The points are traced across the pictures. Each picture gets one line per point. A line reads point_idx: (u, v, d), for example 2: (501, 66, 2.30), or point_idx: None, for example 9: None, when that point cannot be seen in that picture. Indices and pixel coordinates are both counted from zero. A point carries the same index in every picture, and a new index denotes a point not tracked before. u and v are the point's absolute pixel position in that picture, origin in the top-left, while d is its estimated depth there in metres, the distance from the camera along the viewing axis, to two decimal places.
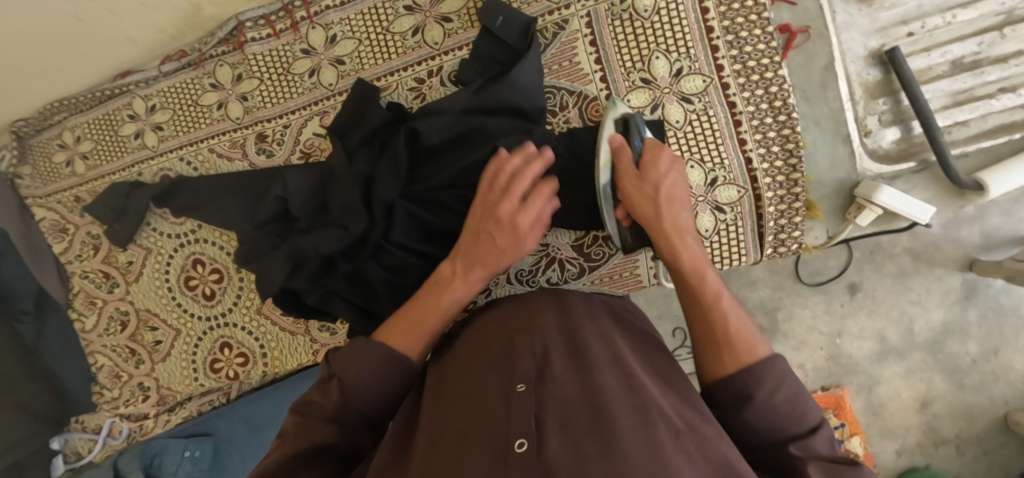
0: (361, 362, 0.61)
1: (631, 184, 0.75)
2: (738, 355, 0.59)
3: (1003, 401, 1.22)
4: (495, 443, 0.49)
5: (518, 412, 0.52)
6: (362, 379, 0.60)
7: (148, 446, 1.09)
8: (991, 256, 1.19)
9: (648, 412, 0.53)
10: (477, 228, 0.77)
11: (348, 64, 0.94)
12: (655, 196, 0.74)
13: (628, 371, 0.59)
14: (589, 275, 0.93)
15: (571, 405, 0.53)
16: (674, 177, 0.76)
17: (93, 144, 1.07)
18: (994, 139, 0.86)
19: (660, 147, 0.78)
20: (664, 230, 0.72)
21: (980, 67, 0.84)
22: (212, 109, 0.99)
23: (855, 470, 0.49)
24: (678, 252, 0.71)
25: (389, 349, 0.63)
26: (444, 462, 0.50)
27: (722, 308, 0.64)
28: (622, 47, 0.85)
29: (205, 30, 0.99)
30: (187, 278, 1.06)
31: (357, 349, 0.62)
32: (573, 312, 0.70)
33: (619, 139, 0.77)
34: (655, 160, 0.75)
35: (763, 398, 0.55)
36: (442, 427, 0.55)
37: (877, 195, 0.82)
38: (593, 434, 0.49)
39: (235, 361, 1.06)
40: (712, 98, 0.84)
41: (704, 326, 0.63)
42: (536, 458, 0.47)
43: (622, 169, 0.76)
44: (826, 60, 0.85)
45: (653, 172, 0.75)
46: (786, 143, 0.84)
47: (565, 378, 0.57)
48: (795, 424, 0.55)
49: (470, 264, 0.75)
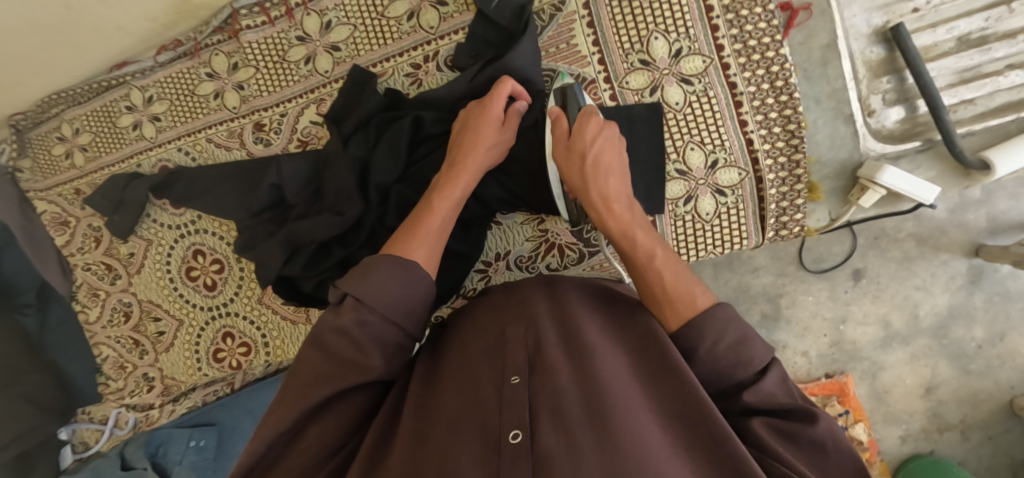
0: (370, 281, 0.63)
1: (561, 157, 0.77)
2: (679, 309, 0.61)
3: (1008, 386, 1.22)
4: (489, 435, 0.50)
5: (511, 404, 0.53)
6: (370, 291, 0.62)
7: (153, 436, 1.11)
8: (997, 240, 1.18)
9: (639, 402, 0.53)
10: (462, 132, 0.80)
11: (343, 51, 0.93)
12: (582, 166, 0.74)
13: (620, 358, 0.59)
14: (588, 261, 0.91)
15: (564, 393, 0.54)
16: (603, 142, 0.75)
17: (91, 136, 1.07)
18: (1002, 118, 0.83)
19: (591, 112, 0.77)
20: (592, 202, 0.73)
21: (987, 43, 0.83)
22: (209, 98, 0.99)
23: (805, 425, 0.51)
24: (606, 222, 0.72)
25: (392, 260, 0.65)
26: (437, 452, 0.51)
27: (656, 267, 0.65)
28: (620, 28, 0.84)
29: (199, 18, 0.98)
30: (188, 269, 1.06)
31: (360, 266, 0.65)
32: (566, 296, 0.70)
33: (553, 110, 0.78)
34: (580, 128, 0.74)
35: (707, 349, 0.57)
36: (435, 416, 0.56)
37: (881, 176, 0.81)
38: (584, 424, 0.50)
39: (238, 351, 1.06)
40: (712, 79, 0.83)
41: (643, 286, 0.66)
42: (528, 449, 0.48)
43: (555, 141, 0.78)
44: (829, 38, 0.84)
45: (580, 141, 0.75)
46: (788, 124, 0.83)
47: (557, 366, 0.57)
48: (741, 371, 0.56)
49: (456, 164, 0.78)
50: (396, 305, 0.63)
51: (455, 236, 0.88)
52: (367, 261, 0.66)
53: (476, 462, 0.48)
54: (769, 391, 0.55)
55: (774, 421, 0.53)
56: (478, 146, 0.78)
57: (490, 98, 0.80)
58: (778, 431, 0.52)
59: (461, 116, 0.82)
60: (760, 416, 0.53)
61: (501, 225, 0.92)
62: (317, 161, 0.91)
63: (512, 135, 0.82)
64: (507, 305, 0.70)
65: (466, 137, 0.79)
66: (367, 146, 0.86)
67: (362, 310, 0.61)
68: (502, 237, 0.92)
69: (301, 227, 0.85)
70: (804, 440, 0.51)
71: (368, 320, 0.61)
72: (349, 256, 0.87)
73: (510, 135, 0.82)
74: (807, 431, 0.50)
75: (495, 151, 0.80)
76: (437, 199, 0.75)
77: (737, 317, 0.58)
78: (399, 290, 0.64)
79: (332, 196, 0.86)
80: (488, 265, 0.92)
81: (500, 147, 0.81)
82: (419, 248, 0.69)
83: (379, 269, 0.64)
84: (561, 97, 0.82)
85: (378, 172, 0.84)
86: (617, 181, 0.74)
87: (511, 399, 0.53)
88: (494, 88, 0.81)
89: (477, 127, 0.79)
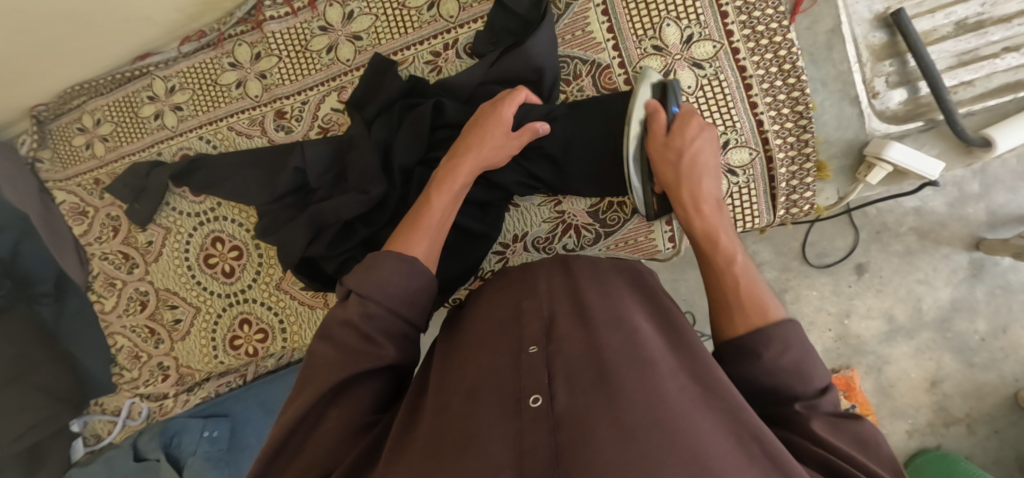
0: (374, 276, 0.63)
1: (656, 152, 0.81)
2: (749, 316, 0.61)
3: (1012, 379, 1.24)
4: (510, 398, 0.53)
5: (529, 369, 0.55)
6: (375, 285, 0.63)
7: (168, 426, 1.11)
8: (997, 233, 1.21)
9: (655, 363, 0.56)
10: (466, 133, 0.82)
11: (364, 40, 0.96)
12: (677, 162, 0.79)
13: (634, 325, 0.62)
14: (605, 241, 0.93)
15: (578, 361, 0.56)
16: (702, 143, 0.80)
17: (112, 126, 1.09)
18: (1000, 97, 0.86)
19: (692, 113, 0.82)
20: (682, 197, 0.78)
21: (983, 27, 0.86)
22: (231, 88, 1.02)
23: (856, 425, 0.54)
24: (692, 220, 0.76)
25: (398, 256, 0.66)
26: (459, 419, 0.53)
27: (734, 273, 0.66)
28: (634, 15, 0.87)
29: (223, 10, 1.01)
30: (207, 256, 1.08)
31: (365, 261, 0.65)
32: (578, 273, 0.72)
33: (654, 104, 0.82)
34: (682, 127, 0.79)
35: (770, 357, 0.57)
36: (456, 386, 0.58)
37: (887, 152, 0.83)
38: (600, 386, 0.52)
39: (255, 338, 1.08)
40: (723, 63, 0.86)
41: (717, 287, 0.67)
42: (548, 411, 0.51)
43: (651, 134, 0.82)
44: (833, 23, 0.87)
45: (677, 136, 0.80)
46: (796, 105, 0.85)
47: (570, 336, 0.60)
48: (802, 385, 0.57)
49: (455, 164, 0.79)
50: (400, 298, 0.64)
51: (474, 217, 0.91)
52: (373, 255, 0.66)
53: (499, 426, 0.50)
54: (827, 407, 0.56)
55: (830, 419, 0.55)
56: (480, 151, 0.80)
57: (503, 101, 0.81)
58: (829, 425, 0.54)
59: (472, 116, 0.84)
60: (817, 416, 0.55)
61: (519, 207, 0.94)
62: (339, 145, 0.94)
63: (519, 144, 0.83)
64: (521, 283, 0.73)
65: (471, 137, 0.81)
66: (393, 126, 0.90)
67: (366, 304, 0.62)
68: (517, 219, 0.94)
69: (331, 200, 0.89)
70: (851, 436, 0.53)
71: (372, 310, 0.61)
72: (374, 235, 0.89)
73: (516, 147, 0.83)
74: (857, 432, 0.53)
75: (496, 155, 0.82)
76: (435, 194, 0.77)
77: (802, 334, 0.58)
78: (402, 283, 0.64)
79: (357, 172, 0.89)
80: (505, 246, 0.95)
81: (506, 154, 0.83)
82: (419, 242, 0.71)
83: (381, 263, 0.65)
84: (660, 90, 0.84)
85: (403, 150, 0.87)
86: (709, 178, 0.79)
87: (529, 365, 0.56)
88: (508, 94, 0.83)
89: (483, 130, 0.80)
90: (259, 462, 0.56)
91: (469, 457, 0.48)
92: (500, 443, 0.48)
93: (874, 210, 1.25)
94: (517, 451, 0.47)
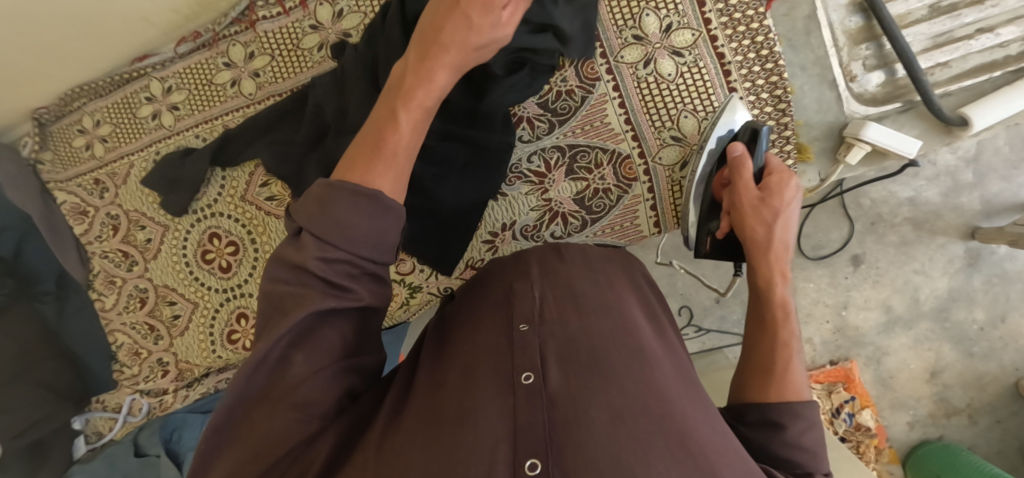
0: (328, 212, 0.55)
1: (749, 203, 0.76)
2: (786, 394, 0.64)
3: (1012, 368, 1.31)
4: (504, 375, 0.54)
5: (522, 348, 0.57)
6: (331, 226, 0.55)
7: (167, 420, 1.16)
8: (992, 222, 1.26)
9: (644, 353, 0.59)
10: (440, 23, 0.67)
11: (354, 37, 0.98)
12: (772, 222, 0.74)
13: (622, 313, 0.65)
14: (591, 227, 0.96)
15: (570, 343, 0.58)
16: (796, 207, 0.76)
17: (111, 127, 1.11)
18: (975, 78, 0.89)
19: (787, 172, 0.77)
20: (765, 259, 0.73)
21: (956, 10, 0.88)
22: (226, 86, 1.04)
23: None
24: (772, 284, 0.72)
25: (354, 189, 0.56)
26: (452, 393, 0.55)
27: (787, 349, 0.67)
28: (614, 6, 0.87)
29: (218, 11, 1.04)
30: (204, 252, 1.10)
31: (317, 197, 0.56)
32: (568, 257, 0.74)
33: (742, 149, 0.80)
34: (783, 188, 0.75)
35: (792, 435, 0.61)
36: (449, 365, 0.60)
37: (865, 132, 0.85)
38: (592, 370, 0.54)
39: (252, 332, 1.10)
40: (702, 50, 0.88)
41: (762, 357, 0.68)
42: (541, 389, 0.52)
43: (742, 184, 0.78)
44: (810, 9, 0.88)
45: (775, 197, 0.75)
46: (775, 89, 0.88)
47: (564, 319, 0.61)
48: (811, 462, 0.62)
49: (428, 66, 0.66)
50: (362, 238, 0.56)
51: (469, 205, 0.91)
52: (325, 186, 0.57)
53: (494, 401, 0.52)
54: None
55: None
56: (461, 49, 0.67)
57: None
58: None
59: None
60: None
61: (506, 196, 0.95)
62: None
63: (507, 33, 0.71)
64: (512, 265, 0.74)
65: (446, 31, 0.67)
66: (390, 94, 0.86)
67: (324, 248, 0.54)
68: (506, 207, 0.95)
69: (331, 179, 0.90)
70: None
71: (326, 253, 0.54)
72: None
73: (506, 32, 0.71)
74: None
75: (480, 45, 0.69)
76: (403, 111, 0.64)
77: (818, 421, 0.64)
78: (362, 221, 0.56)
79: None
80: (494, 235, 0.97)
81: (489, 49, 0.71)
82: (383, 176, 0.60)
83: (336, 200, 0.56)
84: (751, 134, 0.82)
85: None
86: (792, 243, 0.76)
87: (522, 343, 0.57)
88: None
89: (463, 17, 0.67)
90: (222, 410, 0.53)
91: (465, 429, 0.49)
92: (495, 417, 0.50)
93: (869, 202, 1.28)
94: (513, 424, 0.49)
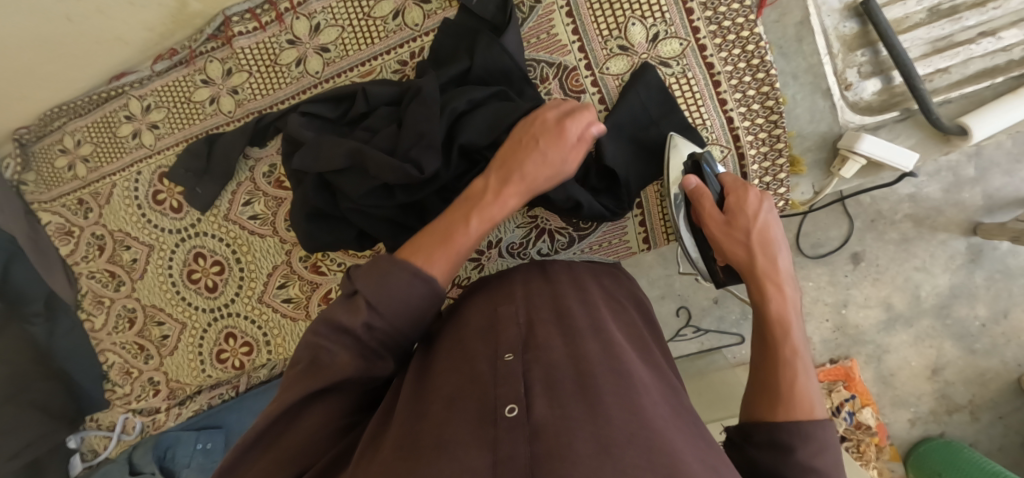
0: (385, 282, 0.58)
1: (719, 232, 0.75)
2: (794, 412, 0.57)
3: (1014, 364, 1.28)
4: (485, 407, 0.51)
5: (505, 378, 0.54)
6: (387, 298, 0.57)
7: (161, 439, 1.13)
8: (994, 217, 1.23)
9: (633, 381, 0.56)
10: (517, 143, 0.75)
11: (332, 51, 0.96)
12: (747, 243, 0.72)
13: (610, 337, 0.63)
14: (578, 244, 0.94)
15: (555, 370, 0.55)
16: (767, 216, 0.73)
17: (93, 147, 1.10)
18: (977, 84, 0.85)
19: (744, 184, 0.76)
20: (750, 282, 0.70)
21: (957, 13, 0.85)
22: (205, 104, 1.02)
23: None
24: (766, 300, 0.67)
25: (415, 271, 0.59)
26: (432, 423, 0.52)
27: (792, 370, 0.61)
28: (599, 15, 0.86)
29: (194, 27, 1.02)
30: (190, 272, 1.09)
31: (381, 265, 0.59)
32: (557, 280, 0.73)
33: (695, 181, 0.77)
34: (741, 204, 0.73)
35: (806, 457, 0.54)
36: (433, 393, 0.57)
37: (859, 145, 0.83)
38: (579, 398, 0.51)
39: (241, 351, 1.09)
40: (690, 60, 0.85)
41: (771, 380, 0.61)
42: (524, 420, 0.48)
43: (708, 215, 0.76)
44: (802, 15, 0.85)
45: (739, 215, 0.73)
46: (767, 100, 0.85)
47: (549, 344, 0.59)
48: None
49: (504, 179, 0.72)
50: (405, 313, 0.58)
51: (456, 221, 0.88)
52: (388, 260, 0.60)
53: (474, 433, 0.48)
54: None
55: None
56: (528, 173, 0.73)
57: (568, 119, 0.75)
58: None
59: (523, 126, 0.76)
60: None
61: None
62: None
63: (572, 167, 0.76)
64: (498, 290, 0.72)
65: (518, 159, 0.73)
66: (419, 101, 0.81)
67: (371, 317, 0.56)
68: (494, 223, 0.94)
69: (342, 186, 0.85)
70: None
71: (376, 324, 0.56)
72: (392, 216, 0.86)
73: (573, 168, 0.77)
74: None
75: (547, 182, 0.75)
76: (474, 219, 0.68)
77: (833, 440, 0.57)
78: (411, 299, 0.58)
79: (411, 138, 0.80)
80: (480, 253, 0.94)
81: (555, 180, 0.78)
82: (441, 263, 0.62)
83: (394, 273, 0.58)
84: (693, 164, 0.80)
85: (469, 133, 0.80)
86: (784, 256, 0.71)
87: (505, 372, 0.55)
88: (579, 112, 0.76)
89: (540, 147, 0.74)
90: (235, 450, 0.52)
91: (441, 460, 0.45)
92: (474, 450, 0.46)
93: (868, 199, 1.25)
94: (493, 458, 0.45)
